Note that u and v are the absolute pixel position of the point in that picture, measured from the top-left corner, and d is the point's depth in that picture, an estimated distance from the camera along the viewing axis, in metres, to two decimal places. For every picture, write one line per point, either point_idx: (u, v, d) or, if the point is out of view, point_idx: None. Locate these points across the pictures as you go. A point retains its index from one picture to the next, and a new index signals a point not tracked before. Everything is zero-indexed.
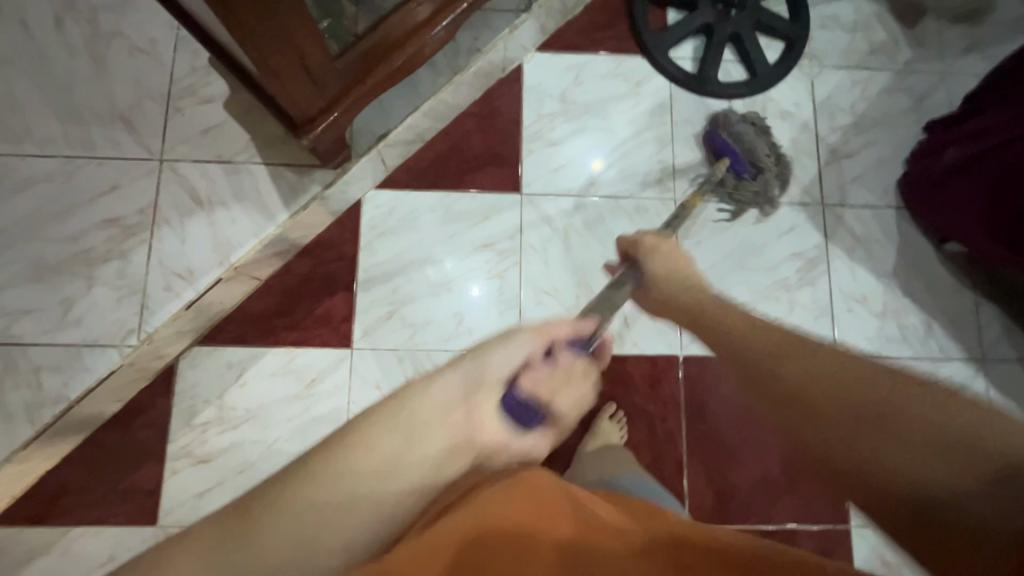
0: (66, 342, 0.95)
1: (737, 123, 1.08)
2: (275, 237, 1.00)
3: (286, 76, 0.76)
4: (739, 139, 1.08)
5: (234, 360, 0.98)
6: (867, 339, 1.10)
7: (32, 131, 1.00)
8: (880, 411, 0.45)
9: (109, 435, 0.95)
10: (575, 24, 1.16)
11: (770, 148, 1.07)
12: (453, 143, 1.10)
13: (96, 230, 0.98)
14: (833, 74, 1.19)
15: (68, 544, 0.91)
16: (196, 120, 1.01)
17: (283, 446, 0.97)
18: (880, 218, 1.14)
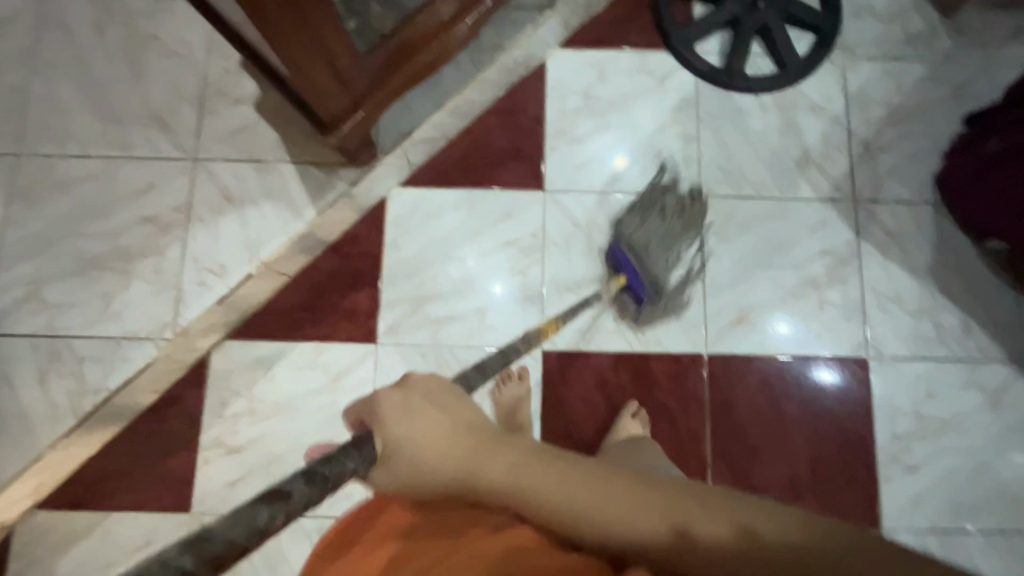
0: (106, 335, 0.99)
1: (635, 229, 1.04)
2: (303, 234, 1.03)
3: (315, 75, 0.77)
4: (644, 253, 1.02)
5: (263, 354, 1.01)
6: (901, 338, 1.07)
7: (75, 132, 1.04)
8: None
9: (145, 425, 0.98)
10: (599, 19, 1.16)
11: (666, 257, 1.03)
12: (476, 140, 1.10)
13: (134, 228, 1.01)
14: (867, 66, 1.15)
15: (107, 529, 0.95)
16: (227, 121, 1.04)
17: (310, 439, 0.99)
18: (915, 214, 1.11)
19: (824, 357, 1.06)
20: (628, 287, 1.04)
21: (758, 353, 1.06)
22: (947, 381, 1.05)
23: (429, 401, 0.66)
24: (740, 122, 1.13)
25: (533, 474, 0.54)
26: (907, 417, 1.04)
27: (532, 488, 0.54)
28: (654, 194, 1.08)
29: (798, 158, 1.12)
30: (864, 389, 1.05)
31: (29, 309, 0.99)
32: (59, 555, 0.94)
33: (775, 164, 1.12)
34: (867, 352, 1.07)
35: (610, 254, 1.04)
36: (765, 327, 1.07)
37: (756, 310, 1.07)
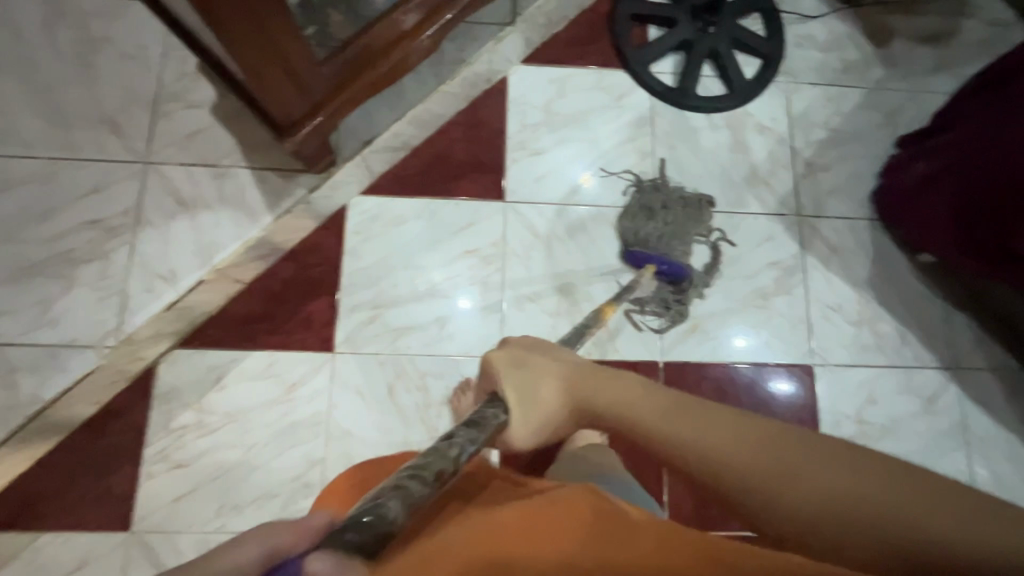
0: (44, 343, 0.94)
1: (663, 206, 1.11)
2: (258, 241, 1.01)
3: (272, 79, 0.77)
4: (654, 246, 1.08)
5: (214, 363, 0.98)
6: (844, 347, 1.12)
7: (18, 132, 1.00)
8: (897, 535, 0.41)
9: (83, 439, 0.93)
10: (559, 38, 1.20)
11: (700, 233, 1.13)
12: (439, 151, 1.11)
13: (78, 231, 0.98)
14: (809, 90, 1.23)
15: (38, 549, 0.90)
16: (183, 125, 1.02)
17: (262, 451, 0.96)
18: (854, 229, 1.18)
19: (774, 366, 1.10)
20: (660, 274, 1.07)
21: (711, 361, 1.09)
22: (886, 388, 1.11)
23: (537, 356, 0.64)
24: (693, 139, 1.18)
25: (680, 416, 0.53)
26: (851, 422, 1.09)
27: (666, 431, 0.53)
28: (645, 194, 1.12)
29: (747, 175, 1.18)
30: (811, 396, 1.10)
31: None
32: None
33: (725, 180, 1.17)
34: (814, 360, 1.11)
35: (627, 255, 1.09)
36: (716, 335, 1.11)
37: (709, 319, 1.11)
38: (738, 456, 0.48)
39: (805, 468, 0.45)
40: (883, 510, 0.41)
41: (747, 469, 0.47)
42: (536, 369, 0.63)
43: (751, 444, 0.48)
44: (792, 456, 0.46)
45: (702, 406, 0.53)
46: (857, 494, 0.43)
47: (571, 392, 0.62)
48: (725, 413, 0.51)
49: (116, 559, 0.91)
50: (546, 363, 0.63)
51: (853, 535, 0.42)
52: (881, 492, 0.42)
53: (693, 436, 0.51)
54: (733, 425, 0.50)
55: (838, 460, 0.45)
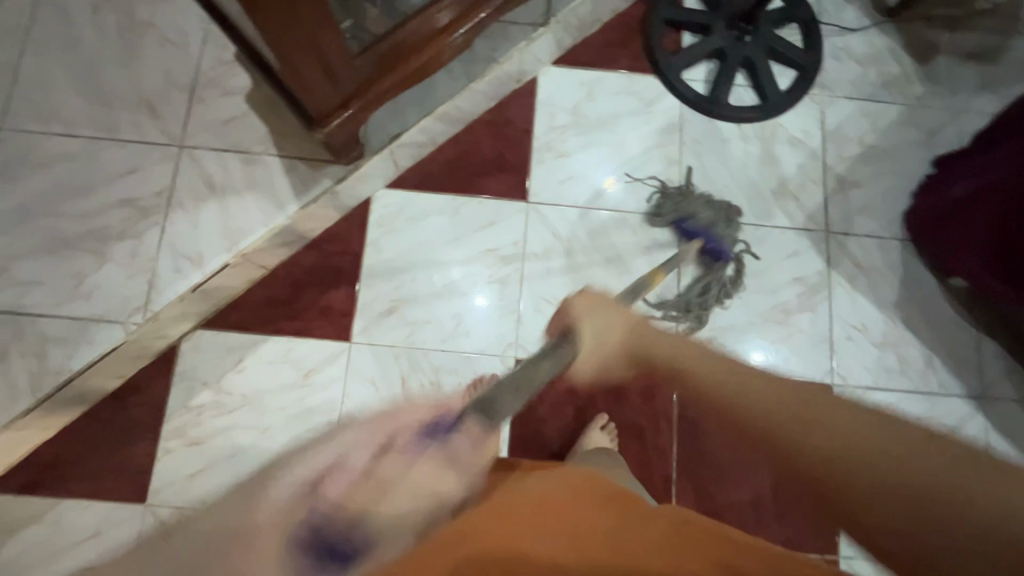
0: (75, 316, 0.97)
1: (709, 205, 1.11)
2: (284, 228, 1.03)
3: (306, 71, 0.78)
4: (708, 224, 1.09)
5: (234, 345, 1.00)
6: (866, 368, 1.09)
7: (62, 111, 1.03)
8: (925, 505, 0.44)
9: (107, 411, 0.97)
10: (592, 41, 1.19)
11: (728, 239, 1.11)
12: (465, 149, 1.12)
13: (112, 210, 1.01)
14: (844, 104, 1.20)
15: (58, 515, 0.93)
16: (218, 111, 1.05)
17: (276, 434, 0.98)
18: (884, 248, 1.15)
19: None
20: (703, 251, 1.10)
21: None
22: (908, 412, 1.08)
23: (603, 301, 0.67)
24: (722, 149, 1.17)
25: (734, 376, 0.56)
26: None
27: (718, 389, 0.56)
28: (691, 192, 1.12)
29: (775, 188, 1.16)
30: None
31: None
32: (5, 539, 0.92)
33: (753, 191, 1.15)
34: (834, 381, 1.09)
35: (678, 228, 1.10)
36: (733, 348, 1.09)
37: (728, 332, 1.10)
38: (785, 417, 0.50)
39: (844, 440, 0.47)
40: (930, 487, 0.44)
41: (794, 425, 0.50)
42: (608, 317, 0.66)
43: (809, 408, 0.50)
44: (836, 429, 0.48)
45: (752, 372, 0.55)
46: (901, 479, 0.45)
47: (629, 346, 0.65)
48: (771, 381, 0.53)
49: (131, 529, 0.93)
50: (614, 317, 0.66)
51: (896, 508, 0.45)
52: (931, 468, 0.45)
53: (732, 395, 0.54)
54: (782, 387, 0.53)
55: (890, 429, 0.47)
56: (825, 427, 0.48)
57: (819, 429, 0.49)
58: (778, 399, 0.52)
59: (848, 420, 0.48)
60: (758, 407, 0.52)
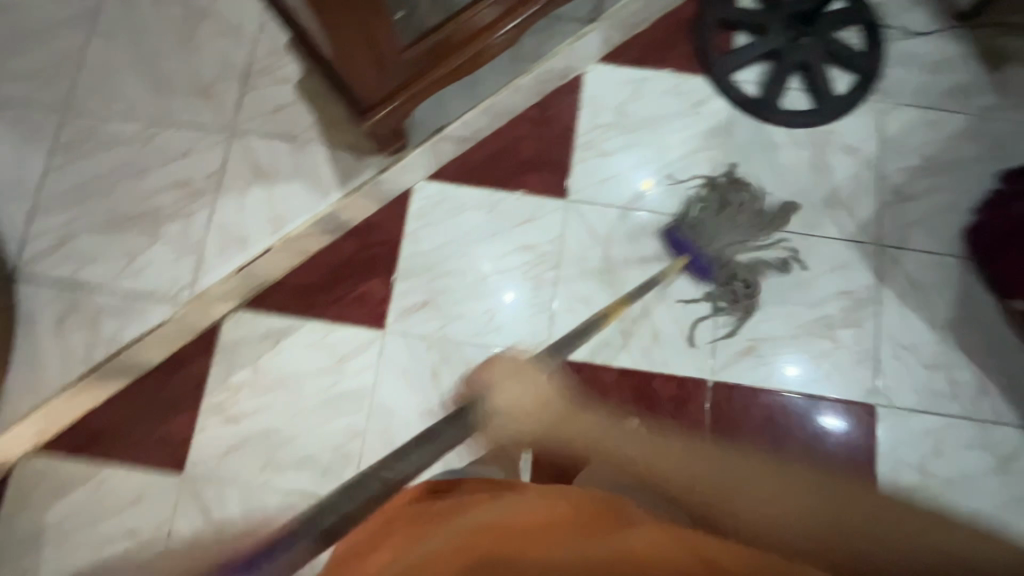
0: (127, 291, 1.01)
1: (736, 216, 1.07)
2: (327, 215, 1.05)
3: (360, 61, 0.80)
4: (700, 235, 1.06)
5: (273, 328, 1.03)
6: (913, 390, 1.04)
7: (124, 93, 1.08)
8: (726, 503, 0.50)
9: (151, 384, 1.00)
10: (641, 39, 1.17)
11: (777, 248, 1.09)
12: (507, 144, 1.11)
13: (166, 190, 1.04)
14: (905, 112, 1.14)
15: (102, 480, 0.98)
16: (268, 98, 1.07)
17: (309, 417, 1.00)
18: (940, 265, 1.09)
19: (829, 400, 1.04)
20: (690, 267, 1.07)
21: (763, 387, 1.05)
22: (956, 439, 1.03)
23: (524, 369, 0.88)
24: (771, 154, 1.13)
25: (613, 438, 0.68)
26: (912, 470, 1.02)
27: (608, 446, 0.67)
28: (711, 199, 1.09)
29: (826, 197, 1.11)
30: (869, 438, 1.03)
31: (57, 257, 1.02)
32: (54, 499, 0.97)
33: (801, 199, 1.11)
34: (877, 400, 1.04)
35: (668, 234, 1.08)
36: (770, 361, 1.06)
37: (768, 343, 1.06)
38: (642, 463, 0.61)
39: (687, 472, 0.57)
40: (770, 519, 0.47)
41: (647, 463, 0.60)
42: (526, 379, 0.84)
43: (665, 455, 0.59)
44: (752, 481, 0.50)
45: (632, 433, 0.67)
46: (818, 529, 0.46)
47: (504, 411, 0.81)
48: (646, 439, 0.64)
49: (168, 498, 0.97)
50: (524, 399, 0.80)
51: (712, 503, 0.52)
52: (735, 470, 0.52)
53: (620, 446, 0.65)
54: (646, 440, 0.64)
55: (713, 462, 0.55)
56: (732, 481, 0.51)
57: (727, 483, 0.51)
58: (632, 450, 0.63)
59: (756, 476, 0.50)
60: (627, 453, 0.63)
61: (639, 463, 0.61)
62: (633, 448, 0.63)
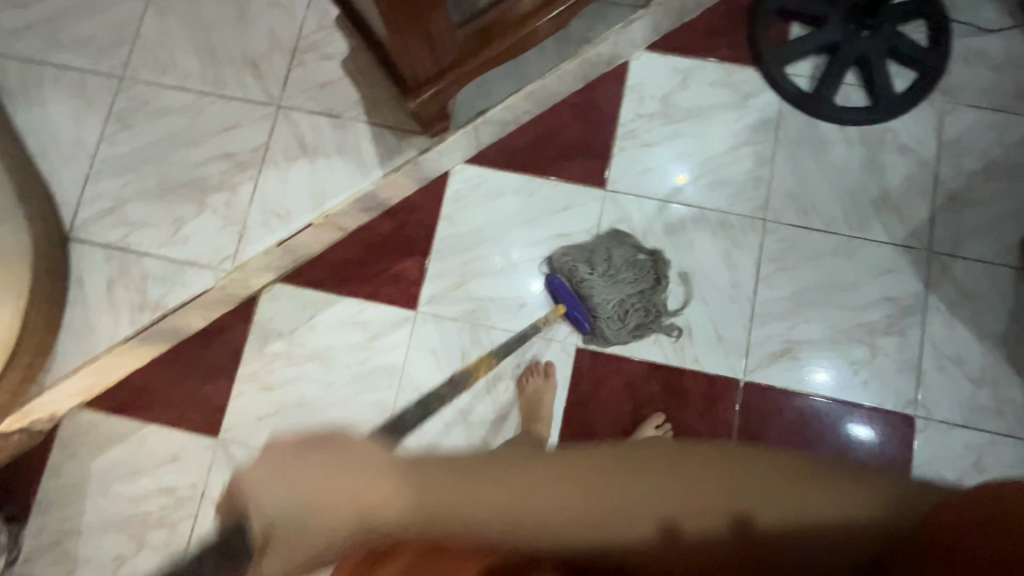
0: (172, 258, 1.04)
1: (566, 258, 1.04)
2: (366, 194, 1.05)
3: (410, 44, 0.80)
4: (576, 286, 1.02)
5: (309, 302, 1.05)
6: (956, 403, 1.01)
7: (176, 65, 1.10)
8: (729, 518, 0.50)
9: (193, 349, 1.05)
10: (691, 27, 1.14)
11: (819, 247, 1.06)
12: (547, 131, 1.11)
13: (212, 162, 1.07)
14: (969, 113, 1.09)
15: (144, 437, 1.02)
16: (314, 75, 1.08)
17: (339, 390, 1.02)
18: (994, 276, 1.04)
19: (865, 408, 1.02)
20: (569, 317, 1.03)
21: (796, 390, 1.03)
22: (998, 456, 0.99)
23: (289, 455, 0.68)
24: (821, 152, 1.09)
25: (479, 492, 0.54)
26: (949, 485, 0.98)
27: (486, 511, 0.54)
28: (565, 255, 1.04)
29: (876, 199, 1.07)
30: (904, 449, 1.00)
31: (108, 222, 1.06)
32: (99, 452, 1.02)
33: (849, 200, 1.08)
34: (915, 412, 1.01)
35: (549, 287, 1.04)
36: (805, 364, 1.03)
37: (804, 346, 1.04)
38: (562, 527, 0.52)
39: (629, 510, 0.51)
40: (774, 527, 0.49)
41: (576, 526, 0.51)
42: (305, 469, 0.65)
43: (587, 489, 0.53)
44: (742, 485, 0.51)
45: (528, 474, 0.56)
46: (834, 523, 0.48)
47: (282, 510, 0.63)
48: (550, 479, 0.54)
49: (204, 459, 1.01)
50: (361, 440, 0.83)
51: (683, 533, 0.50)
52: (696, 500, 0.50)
53: (526, 516, 0.52)
54: (543, 485, 0.54)
55: (658, 484, 0.52)
56: (730, 501, 0.50)
57: (723, 511, 0.50)
58: (550, 506, 0.52)
59: (753, 477, 0.52)
60: (546, 516, 0.52)
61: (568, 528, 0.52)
62: (548, 503, 0.52)
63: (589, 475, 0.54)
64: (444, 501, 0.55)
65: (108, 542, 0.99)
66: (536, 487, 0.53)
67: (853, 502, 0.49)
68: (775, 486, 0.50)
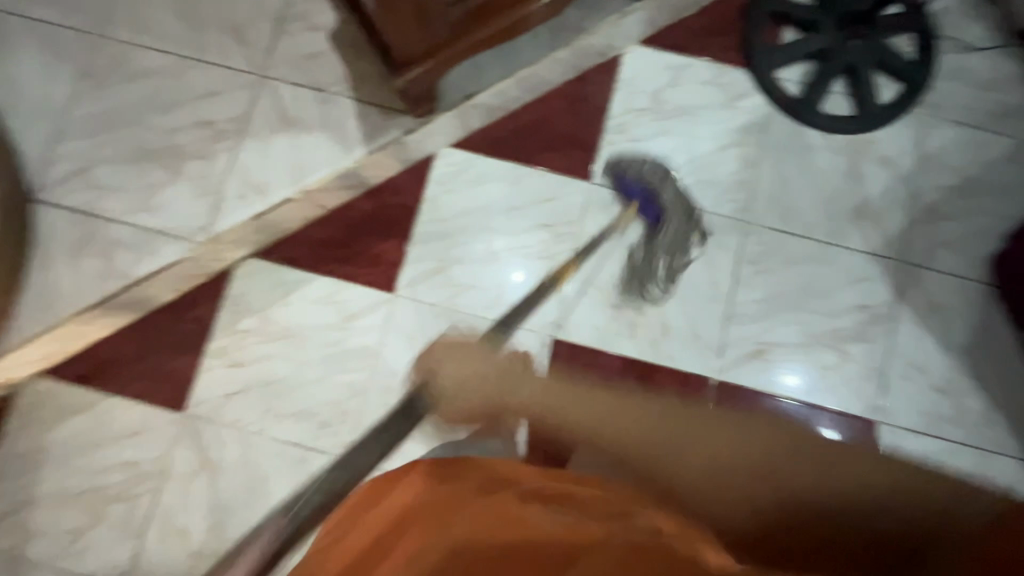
0: (144, 226, 1.01)
1: (646, 165, 1.06)
2: (348, 171, 1.04)
3: (401, 18, 0.78)
4: (653, 183, 1.04)
5: (284, 279, 1.02)
6: (917, 411, 1.03)
7: (155, 25, 1.06)
8: (765, 468, 0.56)
9: (158, 320, 1.01)
10: (686, 24, 1.13)
11: (797, 254, 1.08)
12: (536, 119, 1.09)
13: (189, 129, 1.03)
14: (949, 129, 1.11)
15: (105, 408, 0.99)
16: (301, 46, 1.05)
17: (311, 370, 1.01)
18: (963, 289, 1.07)
19: (831, 413, 1.04)
20: (641, 216, 1.05)
21: (766, 392, 1.04)
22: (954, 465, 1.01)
23: (471, 350, 0.82)
24: (805, 158, 1.10)
25: (565, 404, 0.68)
26: None
27: (571, 414, 0.67)
28: (648, 168, 1.06)
29: (855, 207, 1.09)
30: None
31: (76, 184, 1.01)
32: (56, 421, 0.98)
33: (829, 207, 1.09)
34: (879, 417, 1.03)
35: (618, 184, 1.06)
36: (776, 366, 1.05)
37: (777, 348, 1.05)
38: (631, 455, 0.62)
39: (700, 454, 0.59)
40: (819, 492, 0.54)
41: (644, 445, 0.62)
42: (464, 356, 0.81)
43: (644, 426, 0.62)
44: (737, 434, 0.59)
45: (599, 411, 0.65)
46: (807, 496, 0.55)
47: (446, 379, 0.78)
48: (615, 402, 0.65)
49: (167, 433, 0.99)
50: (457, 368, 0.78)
51: (725, 484, 0.58)
52: (745, 445, 0.58)
53: (600, 423, 0.64)
54: (611, 407, 0.65)
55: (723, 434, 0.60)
56: (721, 454, 0.58)
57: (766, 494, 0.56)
58: (606, 413, 0.65)
59: (796, 460, 0.56)
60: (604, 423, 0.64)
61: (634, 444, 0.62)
62: (610, 413, 0.64)
63: (647, 429, 0.62)
64: (565, 404, 0.68)
65: (62, 516, 0.96)
66: (591, 395, 0.67)
67: (871, 460, 0.55)
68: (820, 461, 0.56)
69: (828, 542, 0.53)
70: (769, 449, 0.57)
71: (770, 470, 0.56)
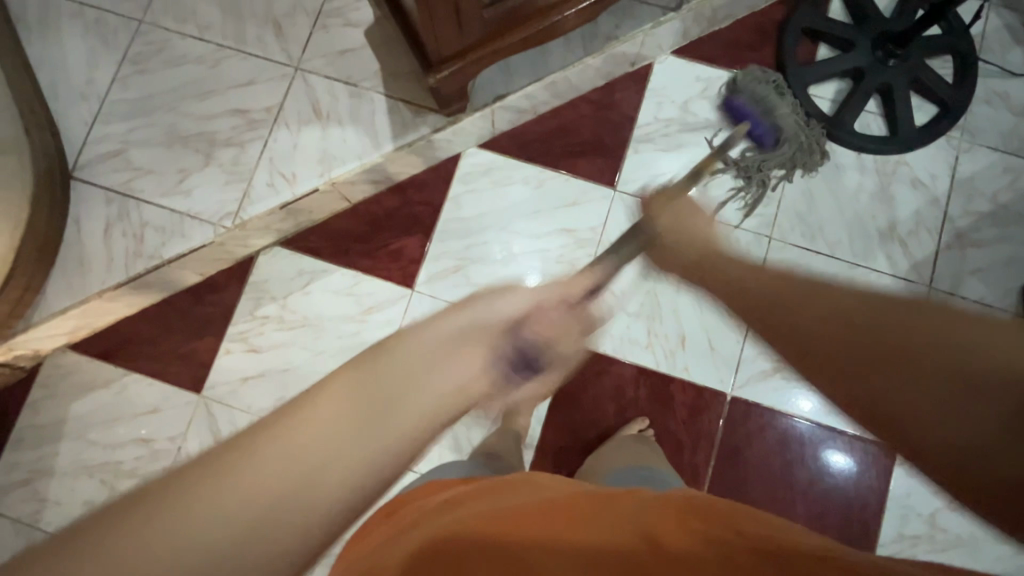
0: (174, 209, 1.03)
1: (754, 81, 1.06)
2: (375, 166, 1.04)
3: (438, 19, 0.79)
4: (760, 104, 1.05)
5: (307, 268, 1.04)
6: None
7: (196, 14, 1.08)
8: (899, 355, 0.55)
9: (184, 302, 1.03)
10: (719, 37, 1.13)
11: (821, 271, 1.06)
12: (563, 124, 1.10)
13: (223, 117, 1.05)
14: (983, 154, 1.09)
15: (125, 385, 1.01)
16: (337, 40, 1.07)
17: (328, 360, 1.02)
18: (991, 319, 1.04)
19: (846, 435, 1.02)
20: (749, 134, 1.07)
21: (780, 410, 1.03)
22: None
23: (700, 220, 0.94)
24: (834, 176, 1.09)
25: (789, 284, 0.67)
26: (921, 519, 0.98)
27: (787, 297, 0.66)
28: (754, 79, 1.07)
29: (883, 229, 1.07)
30: (881, 480, 1.00)
31: (112, 165, 1.04)
32: (78, 394, 1.01)
33: (856, 227, 1.07)
34: None
35: (727, 105, 1.09)
36: (793, 384, 1.03)
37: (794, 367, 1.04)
38: (830, 332, 0.60)
39: (865, 330, 0.57)
40: (974, 368, 0.51)
41: (829, 342, 0.60)
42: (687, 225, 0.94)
43: (832, 310, 0.60)
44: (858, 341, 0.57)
45: (806, 290, 0.65)
46: (964, 360, 0.51)
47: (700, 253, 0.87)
48: (822, 293, 0.63)
49: (184, 413, 1.01)
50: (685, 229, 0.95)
51: (877, 371, 0.56)
52: (900, 316, 0.55)
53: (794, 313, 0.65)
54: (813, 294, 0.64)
55: (871, 308, 0.58)
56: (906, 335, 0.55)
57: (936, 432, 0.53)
58: (790, 288, 0.66)
59: (942, 381, 0.52)
60: (793, 296, 0.66)
61: (815, 322, 0.62)
62: (799, 310, 0.64)
63: (827, 294, 0.63)
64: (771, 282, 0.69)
65: (79, 487, 0.98)
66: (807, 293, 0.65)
67: (999, 332, 0.51)
68: (961, 353, 0.51)
69: (965, 444, 0.51)
70: (918, 357, 0.54)
71: (876, 313, 0.57)
